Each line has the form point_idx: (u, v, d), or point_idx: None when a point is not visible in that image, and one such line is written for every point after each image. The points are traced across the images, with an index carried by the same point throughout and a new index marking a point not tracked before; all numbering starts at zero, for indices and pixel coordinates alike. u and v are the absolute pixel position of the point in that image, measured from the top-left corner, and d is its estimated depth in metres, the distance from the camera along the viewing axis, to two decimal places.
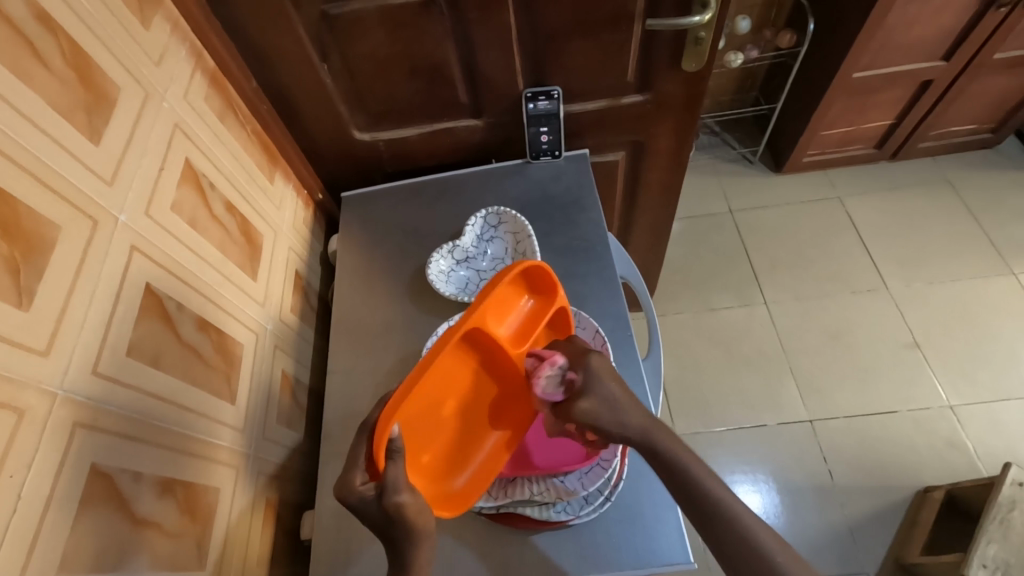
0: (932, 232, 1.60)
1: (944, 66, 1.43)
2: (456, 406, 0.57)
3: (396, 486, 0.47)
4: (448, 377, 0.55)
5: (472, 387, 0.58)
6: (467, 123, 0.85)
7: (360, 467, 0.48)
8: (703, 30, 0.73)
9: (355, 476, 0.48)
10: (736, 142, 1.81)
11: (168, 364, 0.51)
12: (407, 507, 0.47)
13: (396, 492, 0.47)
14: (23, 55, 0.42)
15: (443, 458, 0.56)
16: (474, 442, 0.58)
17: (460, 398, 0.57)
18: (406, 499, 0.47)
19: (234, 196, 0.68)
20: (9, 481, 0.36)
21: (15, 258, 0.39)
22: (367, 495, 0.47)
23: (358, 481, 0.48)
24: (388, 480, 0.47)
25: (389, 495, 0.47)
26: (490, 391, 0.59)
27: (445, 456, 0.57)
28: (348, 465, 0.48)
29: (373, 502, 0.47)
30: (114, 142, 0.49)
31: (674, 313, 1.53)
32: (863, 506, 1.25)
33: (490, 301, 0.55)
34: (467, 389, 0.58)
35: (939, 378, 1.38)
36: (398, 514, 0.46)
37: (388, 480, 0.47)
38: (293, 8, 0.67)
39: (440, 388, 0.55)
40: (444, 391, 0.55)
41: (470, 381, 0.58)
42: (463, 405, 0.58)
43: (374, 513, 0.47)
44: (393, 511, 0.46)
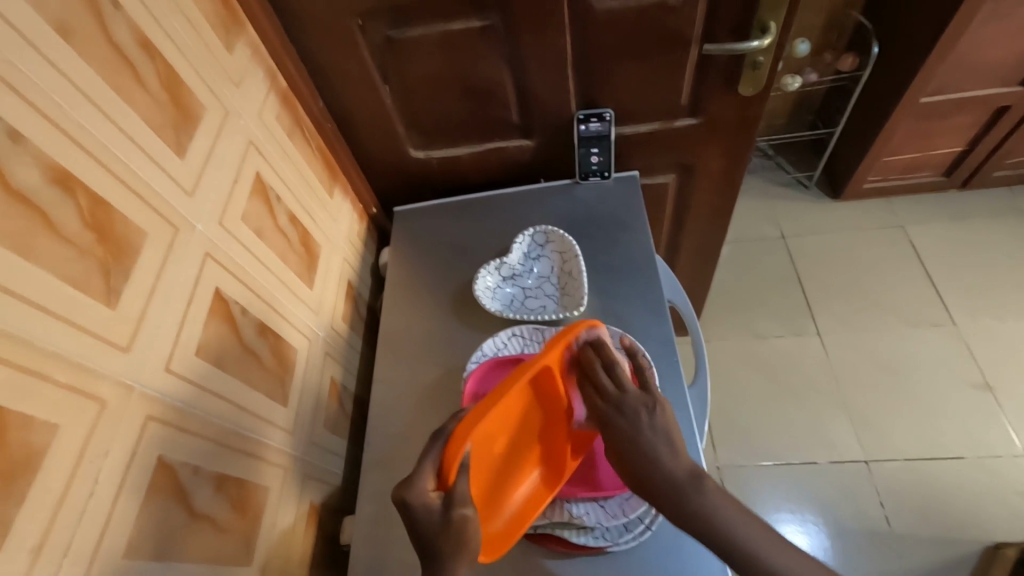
0: (1006, 265, 1.49)
1: (1021, 92, 1.35)
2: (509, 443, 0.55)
3: (464, 499, 0.47)
4: (517, 415, 0.54)
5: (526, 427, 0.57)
6: (517, 143, 0.86)
7: (430, 473, 0.47)
8: (761, 54, 0.72)
9: (427, 483, 0.47)
10: (790, 166, 1.76)
11: (231, 366, 0.54)
12: (471, 521, 0.47)
13: (463, 505, 0.47)
14: (126, 79, 0.47)
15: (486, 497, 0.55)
16: (513, 487, 0.57)
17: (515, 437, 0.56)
18: (469, 512, 0.47)
19: (296, 208, 0.71)
20: (88, 466, 0.38)
21: (106, 261, 0.42)
22: (435, 503, 0.46)
23: (428, 488, 0.47)
24: (458, 493, 0.47)
25: (457, 508, 0.46)
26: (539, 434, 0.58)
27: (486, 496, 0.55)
28: (418, 470, 0.47)
29: (440, 516, 0.46)
30: (195, 156, 0.53)
31: (719, 339, 1.48)
32: (923, 558, 1.16)
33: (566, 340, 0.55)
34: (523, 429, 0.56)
35: (1013, 424, 1.27)
36: (461, 527, 0.46)
37: (458, 493, 0.47)
38: (360, 33, 0.71)
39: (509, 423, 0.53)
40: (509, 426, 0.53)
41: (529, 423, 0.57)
42: (515, 446, 0.56)
43: (438, 526, 0.46)
44: (458, 523, 0.46)
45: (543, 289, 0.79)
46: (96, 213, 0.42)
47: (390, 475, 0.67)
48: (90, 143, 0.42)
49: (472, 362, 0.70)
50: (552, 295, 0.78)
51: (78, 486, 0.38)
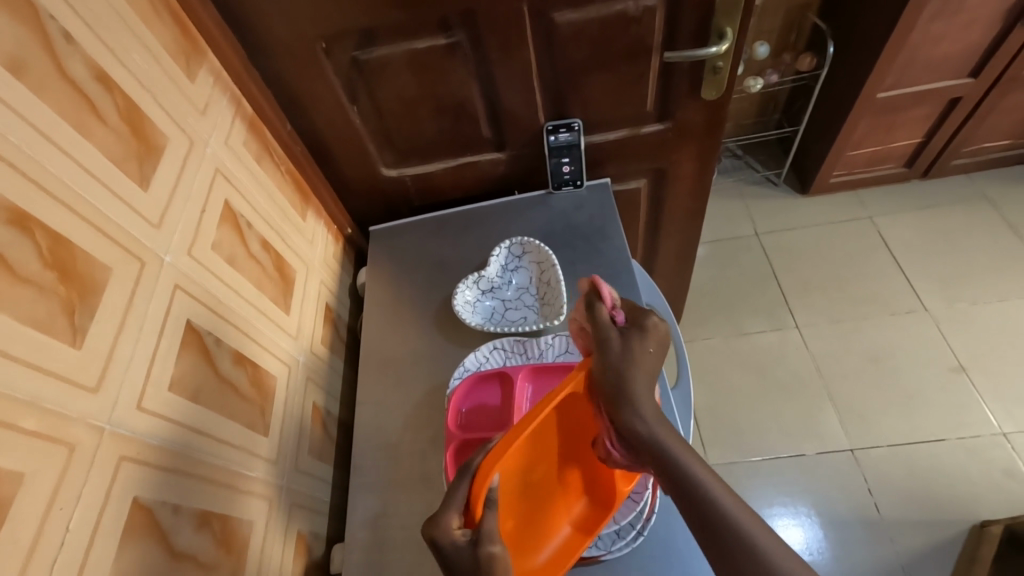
0: (971, 250, 1.54)
1: (972, 83, 1.41)
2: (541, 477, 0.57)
3: (491, 535, 0.47)
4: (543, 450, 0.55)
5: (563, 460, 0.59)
6: (489, 157, 0.87)
7: (456, 510, 0.48)
8: (721, 59, 0.74)
9: (452, 520, 0.47)
10: (759, 165, 1.81)
11: (207, 398, 0.53)
12: (499, 559, 0.46)
13: (490, 542, 0.46)
14: (84, 114, 0.46)
15: (527, 526, 0.55)
16: (556, 520, 0.57)
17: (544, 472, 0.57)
18: (497, 549, 0.46)
19: (269, 234, 0.70)
20: (59, 514, 0.37)
21: (70, 300, 0.41)
22: (461, 540, 0.47)
23: (454, 524, 0.47)
24: (485, 530, 0.47)
25: (485, 544, 0.46)
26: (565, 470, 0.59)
27: (525, 528, 0.55)
28: (446, 506, 0.48)
29: (467, 552, 0.46)
30: (160, 188, 0.52)
31: (702, 339, 1.50)
32: (914, 541, 1.18)
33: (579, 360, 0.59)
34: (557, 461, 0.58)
35: (989, 403, 1.31)
36: (488, 565, 0.45)
37: (485, 529, 0.47)
38: (324, 55, 0.71)
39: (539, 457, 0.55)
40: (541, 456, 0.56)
41: (563, 455, 0.59)
42: (554, 475, 0.58)
43: (466, 563, 0.46)
44: (486, 560, 0.46)
45: (524, 300, 0.80)
46: (58, 252, 0.41)
47: (379, 499, 0.66)
48: (48, 181, 0.41)
49: (455, 378, 0.70)
50: (532, 305, 0.79)
51: (49, 534, 0.36)
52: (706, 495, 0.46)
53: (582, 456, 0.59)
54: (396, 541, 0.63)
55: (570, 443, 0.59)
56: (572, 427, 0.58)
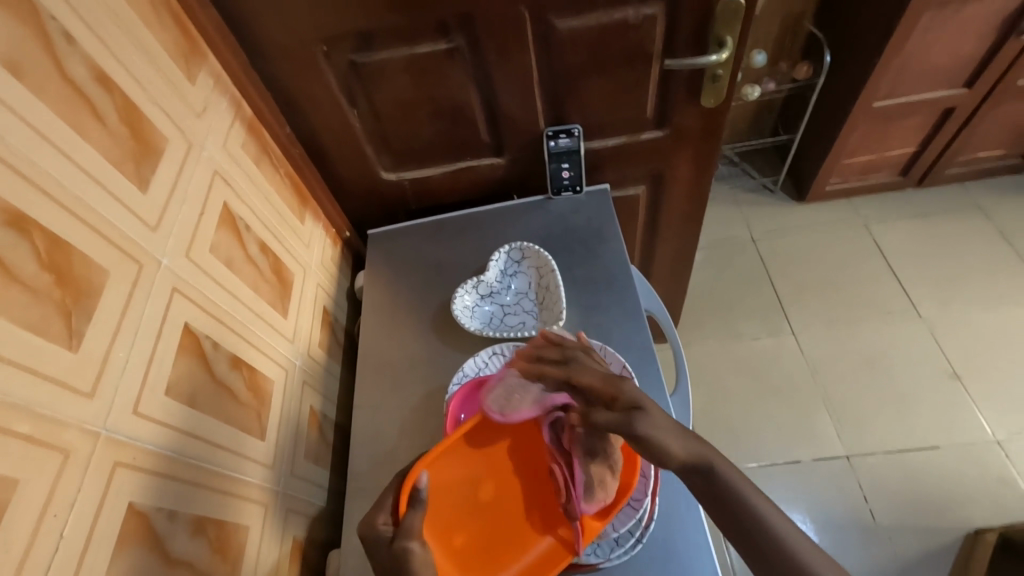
0: (964, 258, 1.56)
1: (966, 93, 1.42)
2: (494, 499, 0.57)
3: (410, 533, 0.49)
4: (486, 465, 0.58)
5: (525, 489, 0.58)
6: (488, 161, 0.87)
7: (384, 509, 0.52)
8: (720, 68, 0.75)
9: (379, 518, 0.51)
10: (756, 171, 1.82)
11: (203, 403, 0.53)
12: (415, 556, 0.48)
13: (408, 538, 0.49)
14: (82, 115, 0.46)
15: (482, 553, 0.55)
16: (519, 554, 0.55)
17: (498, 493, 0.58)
18: (414, 546, 0.49)
19: (267, 236, 0.70)
20: (52, 521, 0.37)
21: (66, 303, 0.41)
22: (383, 534, 0.50)
23: (380, 521, 0.51)
24: (405, 526, 0.49)
25: (402, 540, 0.49)
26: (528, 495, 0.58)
27: (479, 555, 0.54)
28: (375, 505, 0.52)
29: (387, 546, 0.49)
30: (158, 190, 0.52)
31: (699, 344, 1.50)
32: (909, 548, 1.18)
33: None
34: (516, 488, 0.58)
35: (983, 409, 1.32)
36: (404, 560, 0.48)
37: (405, 526, 0.49)
38: (325, 58, 0.71)
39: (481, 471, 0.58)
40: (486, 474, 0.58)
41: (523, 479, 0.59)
42: (514, 501, 0.57)
43: (386, 555, 0.49)
44: (403, 555, 0.49)
45: (522, 304, 0.80)
46: (55, 254, 0.41)
47: (376, 506, 0.65)
48: (45, 182, 0.41)
49: (454, 383, 0.70)
50: (531, 310, 0.79)
51: (43, 542, 0.36)
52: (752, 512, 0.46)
53: (547, 487, 0.58)
54: None
55: (531, 472, 0.59)
56: (525, 451, 0.60)
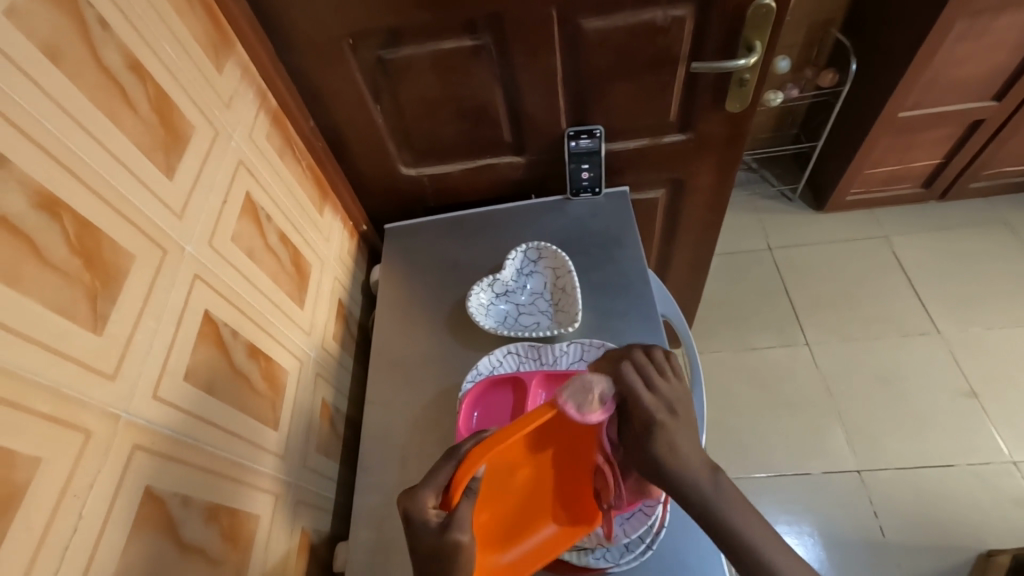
0: (986, 274, 1.53)
1: (996, 106, 1.40)
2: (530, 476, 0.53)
3: (463, 524, 0.45)
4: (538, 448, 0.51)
5: (556, 470, 0.54)
6: (508, 160, 0.87)
7: (434, 489, 0.47)
8: (748, 72, 0.74)
9: (428, 499, 0.47)
10: (775, 179, 1.80)
11: (221, 390, 0.53)
12: (465, 550, 0.44)
13: (460, 531, 0.44)
14: (114, 101, 0.46)
15: (498, 526, 0.52)
16: (528, 527, 0.54)
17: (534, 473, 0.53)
18: (466, 540, 0.44)
19: (287, 227, 0.70)
20: (73, 501, 0.37)
21: (93, 286, 0.41)
22: (434, 520, 0.45)
23: (429, 504, 0.46)
24: (458, 516, 0.45)
25: (454, 532, 0.44)
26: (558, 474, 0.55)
27: (494, 528, 0.52)
28: (425, 484, 0.47)
29: (435, 534, 0.44)
30: (185, 178, 0.52)
31: (710, 351, 1.49)
32: (918, 566, 1.16)
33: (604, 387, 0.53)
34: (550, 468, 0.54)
35: (999, 429, 1.29)
36: (454, 554, 0.44)
37: (458, 516, 0.45)
38: (350, 52, 0.71)
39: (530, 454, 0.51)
40: (534, 456, 0.52)
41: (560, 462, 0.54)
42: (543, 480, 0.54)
43: (431, 544, 0.44)
44: (452, 549, 0.44)
45: (537, 305, 0.79)
46: (83, 238, 0.41)
47: (385, 501, 0.65)
48: (78, 167, 0.41)
49: (468, 381, 0.70)
50: (546, 311, 0.78)
51: (61, 523, 0.36)
52: (761, 561, 0.45)
53: (575, 471, 0.55)
54: (401, 543, 0.62)
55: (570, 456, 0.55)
56: (579, 438, 0.53)
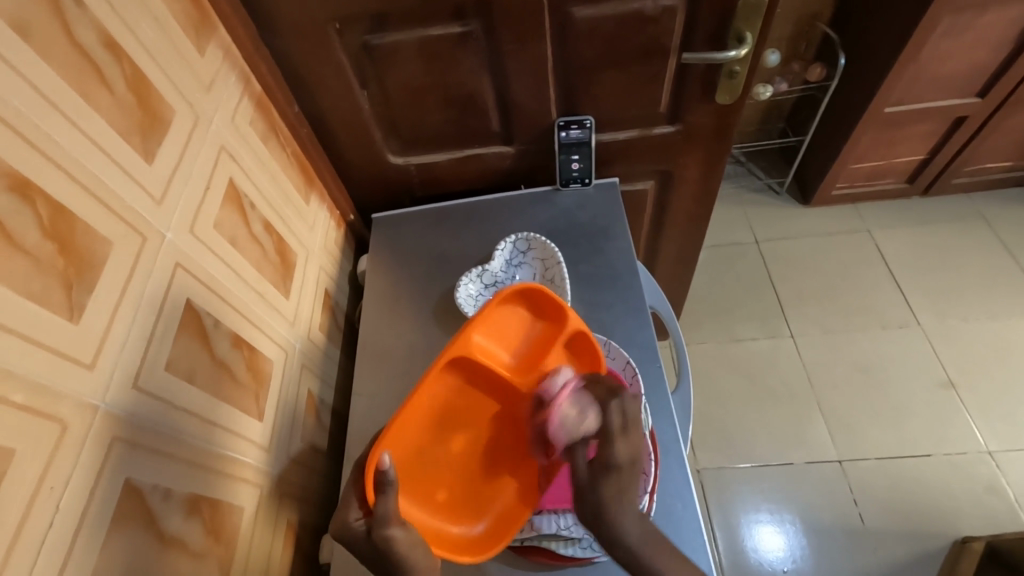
0: (966, 268, 1.56)
1: (978, 102, 1.42)
2: (469, 440, 0.58)
3: (386, 519, 0.45)
4: (451, 413, 0.57)
5: (494, 428, 0.58)
6: (497, 150, 0.86)
7: (354, 502, 0.47)
8: (738, 64, 0.74)
9: (351, 512, 0.47)
10: (762, 173, 1.81)
11: (202, 381, 0.52)
12: (398, 542, 0.45)
13: (386, 526, 0.45)
14: (90, 81, 0.44)
15: (467, 501, 0.56)
16: (496, 487, 0.57)
17: (472, 437, 0.58)
18: (396, 532, 0.45)
19: (271, 216, 0.69)
20: (48, 494, 0.36)
21: (68, 274, 0.40)
22: (359, 530, 0.46)
23: (352, 516, 0.46)
24: (377, 514, 0.45)
25: (381, 530, 0.45)
26: (498, 428, 0.58)
27: (463, 504, 0.56)
28: (343, 502, 0.47)
29: (365, 540, 0.45)
30: (164, 163, 0.51)
31: (696, 343, 1.50)
32: (895, 551, 1.19)
33: (495, 332, 0.58)
34: (490, 430, 0.58)
35: (976, 420, 1.33)
36: (385, 548, 0.45)
37: (378, 514, 0.45)
38: (336, 37, 0.70)
39: (448, 419, 0.56)
40: (462, 422, 0.57)
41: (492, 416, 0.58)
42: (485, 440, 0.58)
43: (370, 550, 0.45)
44: (385, 544, 0.45)
45: None
46: (57, 223, 0.40)
47: None
48: (53, 151, 0.40)
49: None
50: None
51: (37, 516, 0.35)
52: None
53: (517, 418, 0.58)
54: None
55: (500, 408, 0.59)
56: (501, 390, 0.58)
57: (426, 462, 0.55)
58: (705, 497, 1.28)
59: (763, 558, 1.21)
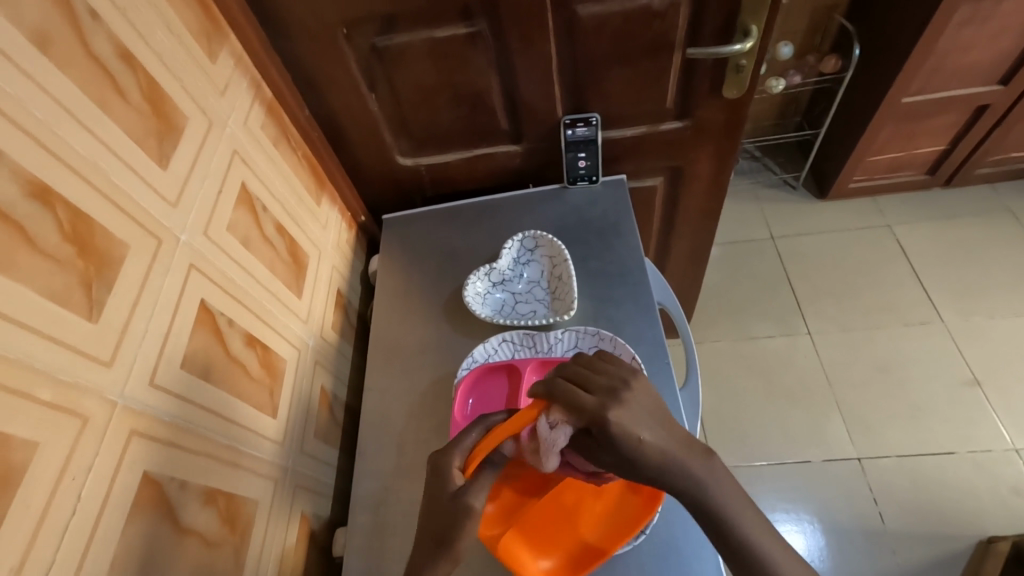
0: (991, 262, 1.51)
1: (1002, 91, 1.37)
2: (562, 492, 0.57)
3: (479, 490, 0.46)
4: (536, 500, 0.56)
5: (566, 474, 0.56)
6: (505, 149, 0.86)
7: (459, 452, 0.48)
8: (744, 57, 0.73)
9: (454, 460, 0.47)
10: (777, 168, 1.78)
11: (217, 377, 0.54)
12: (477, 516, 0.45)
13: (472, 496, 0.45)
14: (106, 90, 0.46)
15: (601, 523, 0.55)
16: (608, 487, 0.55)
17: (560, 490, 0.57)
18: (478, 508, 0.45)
19: (284, 218, 0.71)
20: (70, 484, 0.38)
21: (88, 274, 0.42)
22: (454, 482, 0.46)
23: (455, 465, 0.47)
24: (475, 483, 0.46)
25: (467, 497, 0.45)
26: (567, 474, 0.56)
27: (549, 527, 0.56)
28: (450, 446, 0.48)
29: (450, 494, 0.46)
30: (179, 167, 0.53)
31: (711, 341, 1.49)
32: (917, 552, 1.17)
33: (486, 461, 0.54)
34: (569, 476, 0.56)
35: (1002, 418, 1.29)
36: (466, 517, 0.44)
37: (478, 483, 0.46)
38: (344, 41, 0.71)
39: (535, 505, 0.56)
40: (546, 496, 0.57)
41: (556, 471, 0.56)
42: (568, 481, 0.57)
43: (444, 508, 0.45)
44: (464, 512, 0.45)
45: (534, 294, 0.80)
46: (77, 226, 0.42)
47: (382, 487, 0.66)
48: (72, 158, 0.42)
49: (463, 369, 0.70)
50: (543, 299, 0.79)
51: (60, 505, 0.37)
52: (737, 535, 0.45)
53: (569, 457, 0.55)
54: (398, 526, 0.63)
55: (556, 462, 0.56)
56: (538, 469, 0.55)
57: (552, 530, 0.56)
58: None
59: None
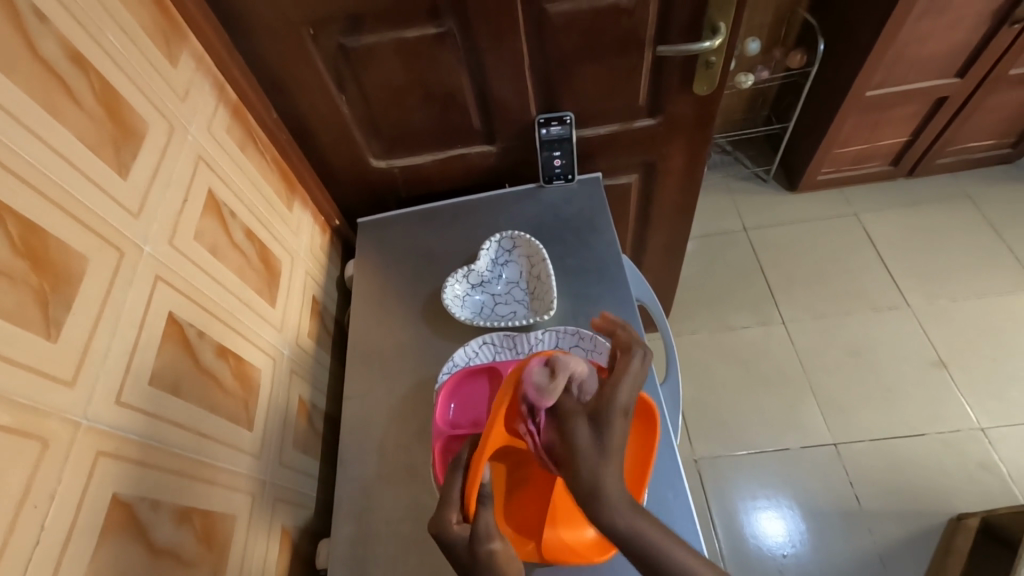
0: (953, 248, 1.57)
1: (958, 83, 1.42)
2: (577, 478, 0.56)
3: (489, 532, 0.44)
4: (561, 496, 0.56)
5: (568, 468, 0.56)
6: (479, 148, 0.86)
7: (454, 506, 0.46)
8: (714, 53, 0.74)
9: (451, 515, 0.46)
10: (749, 160, 1.81)
11: (188, 391, 0.52)
12: (501, 554, 0.43)
13: (488, 540, 0.44)
14: (57, 96, 0.44)
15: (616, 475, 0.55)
16: None
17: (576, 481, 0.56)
18: (498, 546, 0.44)
19: (254, 224, 0.69)
20: (32, 511, 0.36)
21: (43, 290, 0.40)
22: (460, 534, 0.45)
23: (454, 519, 0.45)
24: (481, 526, 0.44)
25: (484, 543, 0.44)
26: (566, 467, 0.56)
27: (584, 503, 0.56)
28: (443, 504, 0.46)
29: (467, 548, 0.44)
30: (140, 175, 0.51)
31: (689, 333, 1.51)
32: (892, 531, 1.20)
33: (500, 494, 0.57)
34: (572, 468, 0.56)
35: (967, 397, 1.34)
36: (489, 562, 0.43)
37: (482, 526, 0.44)
38: (311, 41, 0.70)
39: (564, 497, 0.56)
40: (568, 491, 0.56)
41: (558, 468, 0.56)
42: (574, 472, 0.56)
43: (466, 557, 0.44)
44: (488, 559, 0.43)
45: (513, 294, 0.79)
46: (31, 241, 0.40)
47: (364, 496, 0.65)
48: (23, 169, 0.40)
49: (445, 373, 0.69)
50: (522, 299, 0.78)
51: (21, 534, 0.35)
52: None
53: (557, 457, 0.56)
54: (383, 535, 0.62)
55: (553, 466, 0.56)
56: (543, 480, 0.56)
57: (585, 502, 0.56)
58: (702, 486, 1.29)
59: (764, 543, 1.22)
